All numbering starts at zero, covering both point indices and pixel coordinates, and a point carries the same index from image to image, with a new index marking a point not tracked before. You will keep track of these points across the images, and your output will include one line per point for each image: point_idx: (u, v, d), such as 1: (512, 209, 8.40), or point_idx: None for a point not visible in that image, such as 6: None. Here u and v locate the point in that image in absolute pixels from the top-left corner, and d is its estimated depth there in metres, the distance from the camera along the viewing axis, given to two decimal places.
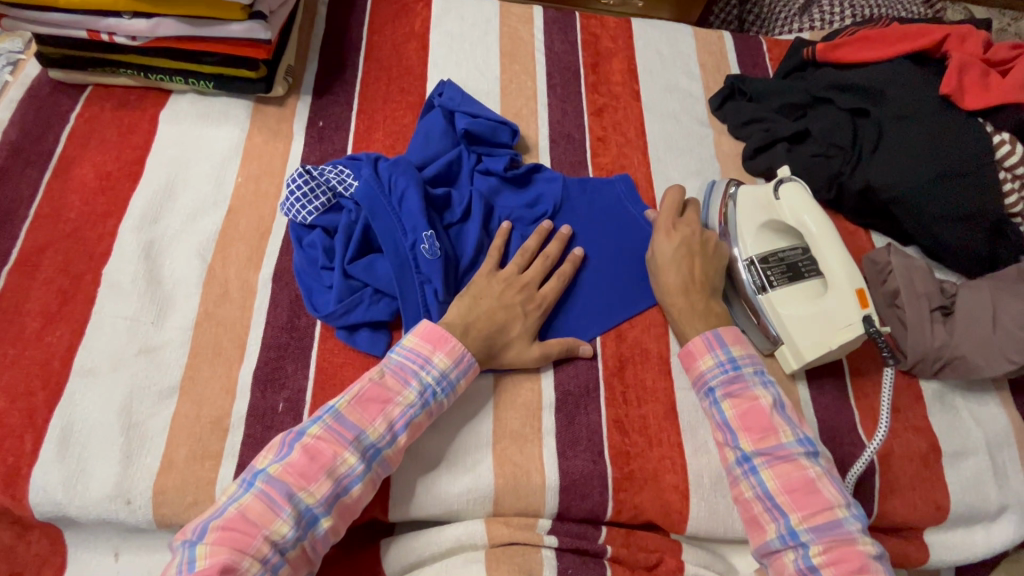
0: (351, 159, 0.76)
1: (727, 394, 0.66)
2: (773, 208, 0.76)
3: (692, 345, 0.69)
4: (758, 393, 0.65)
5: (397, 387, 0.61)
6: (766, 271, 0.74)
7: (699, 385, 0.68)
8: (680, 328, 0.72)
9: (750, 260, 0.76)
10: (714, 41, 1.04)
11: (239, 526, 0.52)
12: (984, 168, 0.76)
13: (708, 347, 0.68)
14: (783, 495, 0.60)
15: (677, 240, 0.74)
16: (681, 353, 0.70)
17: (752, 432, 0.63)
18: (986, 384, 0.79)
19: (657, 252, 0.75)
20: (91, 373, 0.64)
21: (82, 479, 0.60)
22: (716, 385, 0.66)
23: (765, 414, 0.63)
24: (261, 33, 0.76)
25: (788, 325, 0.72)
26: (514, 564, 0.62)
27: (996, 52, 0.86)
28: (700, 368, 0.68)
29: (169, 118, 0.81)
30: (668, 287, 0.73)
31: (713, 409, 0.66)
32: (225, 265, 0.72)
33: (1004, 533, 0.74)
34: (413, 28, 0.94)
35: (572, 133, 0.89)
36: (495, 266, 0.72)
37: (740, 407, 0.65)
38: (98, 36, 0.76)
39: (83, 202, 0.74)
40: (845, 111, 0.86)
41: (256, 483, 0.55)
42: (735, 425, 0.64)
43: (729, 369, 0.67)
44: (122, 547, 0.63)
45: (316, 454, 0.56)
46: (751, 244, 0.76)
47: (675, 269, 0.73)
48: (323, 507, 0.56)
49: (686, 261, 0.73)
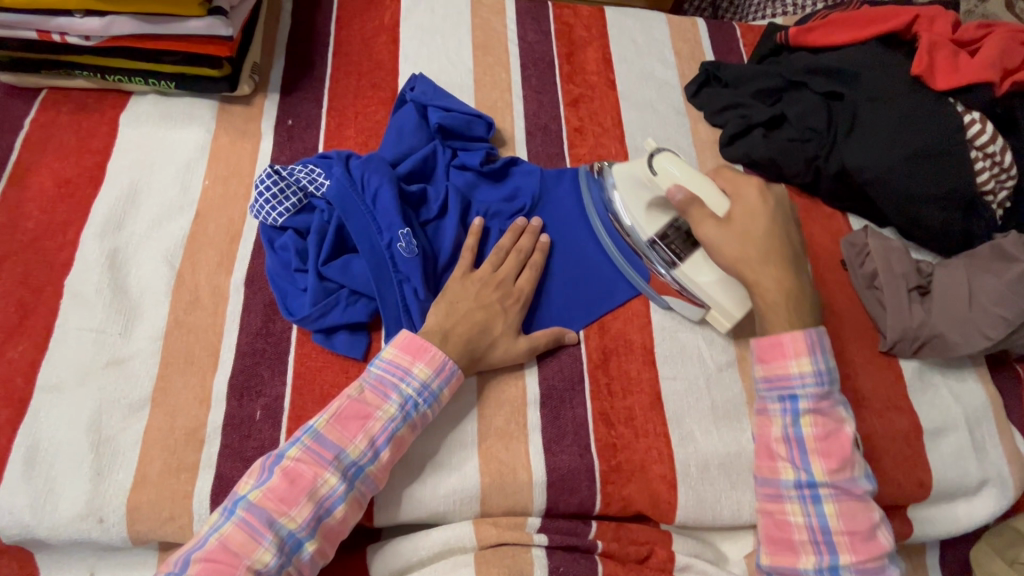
0: (322, 157, 0.74)
1: (812, 410, 0.62)
2: (653, 184, 0.74)
3: (787, 341, 0.63)
4: (843, 416, 0.63)
5: (376, 402, 0.60)
6: (668, 246, 0.74)
7: (781, 387, 0.64)
8: (764, 309, 0.66)
9: (651, 239, 0.75)
10: (689, 28, 1.03)
11: (220, 557, 0.52)
12: (955, 147, 0.77)
13: (810, 353, 0.62)
14: (840, 533, 0.60)
15: (745, 214, 0.68)
16: (765, 345, 0.65)
17: (829, 458, 0.61)
18: (963, 359, 0.80)
19: (716, 223, 0.67)
20: (57, 389, 0.62)
21: (51, 498, 0.57)
22: (804, 398, 0.62)
23: (847, 444, 0.61)
24: (223, 30, 0.74)
25: (709, 290, 0.71)
26: (504, 566, 0.61)
27: (965, 32, 0.86)
28: (790, 371, 0.63)
29: (129, 121, 0.78)
30: (745, 262, 0.66)
31: (791, 420, 0.63)
32: (194, 271, 0.69)
33: (985, 505, 0.75)
34: (382, 22, 0.92)
35: (548, 125, 0.88)
36: (469, 267, 0.71)
37: (824, 427, 0.62)
38: (49, 36, 0.72)
39: (40, 211, 0.71)
40: (819, 95, 0.86)
41: (236, 511, 0.54)
42: (813, 446, 0.61)
43: (823, 384, 0.62)
44: (99, 566, 0.61)
45: (296, 477, 0.55)
46: (648, 224, 0.75)
47: (751, 250, 0.66)
48: (306, 530, 0.54)
49: (760, 241, 0.66)
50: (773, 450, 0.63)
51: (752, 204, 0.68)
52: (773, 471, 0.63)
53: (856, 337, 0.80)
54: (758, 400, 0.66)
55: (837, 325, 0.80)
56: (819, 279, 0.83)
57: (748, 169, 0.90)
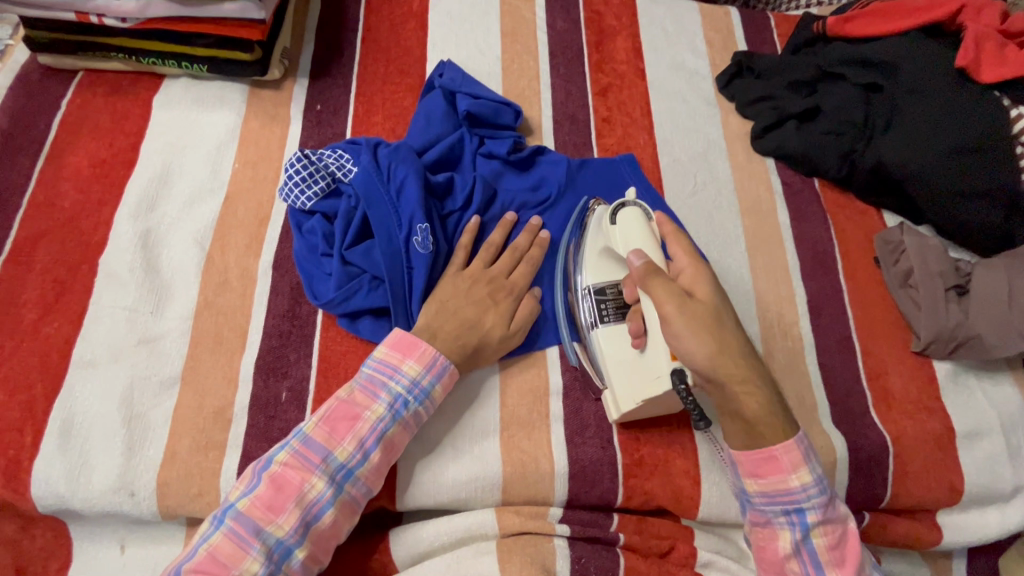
0: (350, 144, 0.74)
1: (820, 522, 0.56)
2: (609, 233, 0.66)
3: (780, 455, 0.55)
4: (848, 517, 0.58)
5: (366, 402, 0.60)
6: (599, 304, 0.68)
7: (784, 502, 0.56)
8: (752, 416, 0.55)
9: (588, 289, 0.68)
10: (721, 17, 1.01)
11: (209, 567, 0.52)
12: (1000, 142, 0.74)
13: (809, 463, 0.56)
14: None
15: (705, 299, 0.57)
16: (757, 456, 0.56)
17: (843, 568, 0.57)
18: (1000, 363, 0.78)
19: (684, 308, 0.56)
20: (90, 364, 0.63)
21: (85, 471, 0.59)
22: (810, 512, 0.56)
23: (856, 547, 0.57)
24: (256, 13, 0.74)
25: (608, 368, 0.65)
26: (527, 554, 0.61)
27: (1015, 23, 0.83)
28: (790, 485, 0.56)
29: (162, 103, 0.79)
30: (723, 360, 0.55)
31: (802, 536, 0.56)
32: (223, 253, 0.70)
33: (1019, 513, 0.74)
34: (411, 8, 0.91)
35: (576, 114, 0.87)
36: (463, 265, 0.70)
37: (833, 536, 0.57)
38: (87, 18, 0.73)
39: (76, 191, 0.72)
40: (857, 87, 0.84)
41: (224, 521, 0.54)
42: (827, 559, 0.56)
43: (824, 492, 0.56)
44: (129, 540, 0.62)
45: (283, 484, 0.55)
46: (592, 274, 0.68)
47: (729, 346, 0.55)
48: (294, 537, 0.54)
49: (731, 329, 0.56)
50: (783, 567, 0.57)
51: (709, 282, 0.58)
52: None
53: (888, 336, 0.78)
54: (756, 514, 0.58)
55: (868, 324, 0.78)
56: (851, 276, 0.81)
57: (779, 163, 0.88)
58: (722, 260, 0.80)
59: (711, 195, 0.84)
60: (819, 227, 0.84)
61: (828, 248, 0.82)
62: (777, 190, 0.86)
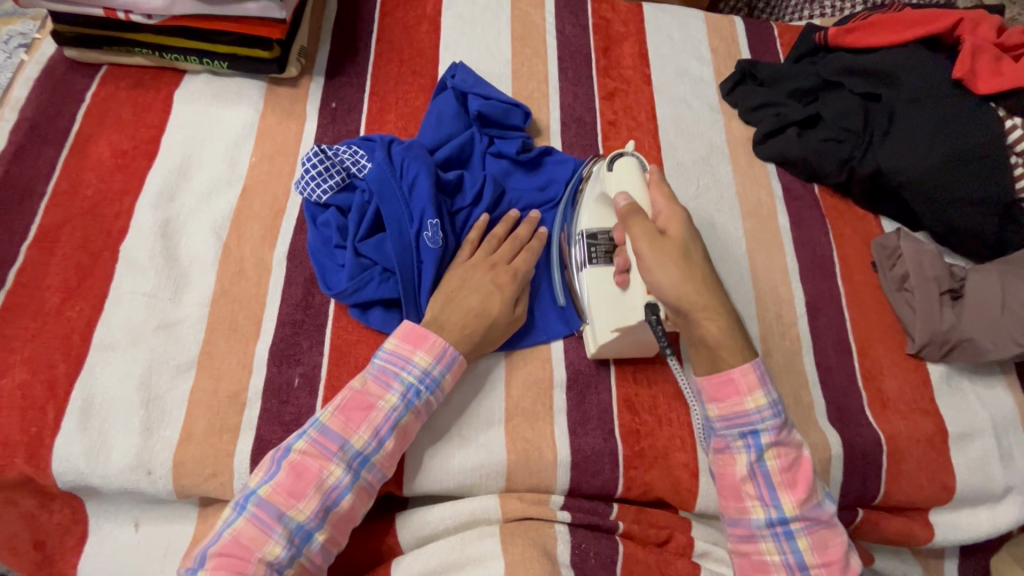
0: (365, 141, 0.77)
1: (772, 443, 0.59)
2: (604, 181, 0.70)
3: (738, 377, 0.59)
4: (800, 442, 0.60)
5: (379, 392, 0.61)
6: (591, 248, 0.70)
7: (738, 423, 0.59)
8: (713, 342, 0.60)
9: (580, 236, 0.71)
10: (726, 25, 1.03)
11: (234, 551, 0.54)
12: (994, 152, 0.77)
13: (762, 386, 0.59)
14: (817, 567, 0.58)
15: (679, 236, 0.62)
16: (713, 381, 0.60)
17: (795, 488, 0.58)
18: (993, 366, 0.79)
19: (656, 243, 0.61)
20: (111, 348, 0.65)
21: (103, 449, 0.61)
22: (764, 432, 0.59)
23: (808, 469, 0.59)
24: (276, 12, 0.77)
25: (592, 305, 0.68)
26: (529, 538, 0.62)
27: (1010, 37, 0.85)
28: (745, 408, 0.59)
29: (182, 97, 0.82)
30: (689, 290, 0.60)
31: (755, 455, 0.59)
32: (240, 244, 0.72)
33: (1009, 513, 0.75)
34: (425, 11, 0.94)
35: (583, 117, 0.90)
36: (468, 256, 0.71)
37: (786, 458, 0.59)
38: (115, 14, 0.76)
39: (100, 180, 0.74)
40: (857, 96, 0.86)
41: (247, 506, 0.56)
42: (779, 479, 0.58)
43: (778, 414, 0.59)
44: (142, 518, 0.64)
45: (302, 471, 0.57)
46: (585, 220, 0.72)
47: (692, 276, 0.60)
48: (314, 522, 0.56)
49: (698, 263, 0.61)
50: (740, 489, 0.59)
51: (684, 222, 0.63)
52: (743, 511, 0.59)
53: (883, 338, 0.80)
54: (717, 440, 0.61)
55: (864, 326, 0.80)
56: (848, 280, 0.83)
57: (780, 168, 0.90)
58: (724, 261, 0.82)
59: (713, 197, 0.86)
60: (817, 232, 0.86)
61: (826, 251, 0.85)
62: (777, 194, 0.88)
